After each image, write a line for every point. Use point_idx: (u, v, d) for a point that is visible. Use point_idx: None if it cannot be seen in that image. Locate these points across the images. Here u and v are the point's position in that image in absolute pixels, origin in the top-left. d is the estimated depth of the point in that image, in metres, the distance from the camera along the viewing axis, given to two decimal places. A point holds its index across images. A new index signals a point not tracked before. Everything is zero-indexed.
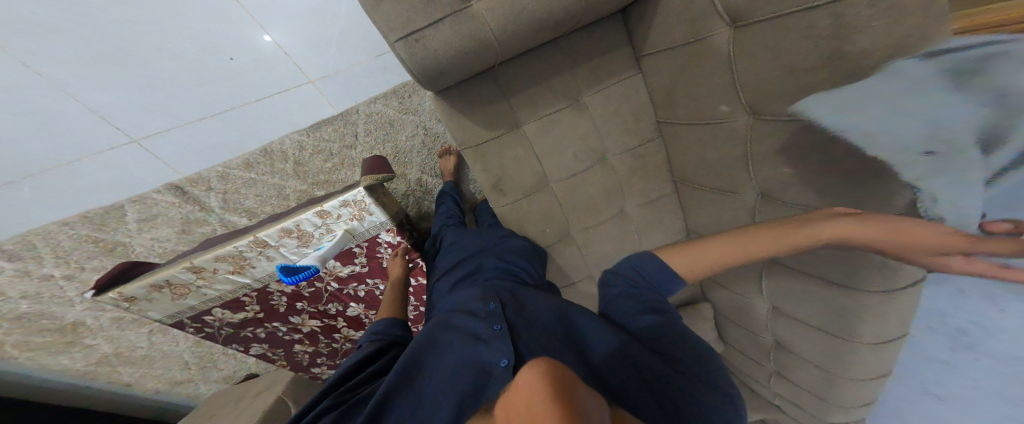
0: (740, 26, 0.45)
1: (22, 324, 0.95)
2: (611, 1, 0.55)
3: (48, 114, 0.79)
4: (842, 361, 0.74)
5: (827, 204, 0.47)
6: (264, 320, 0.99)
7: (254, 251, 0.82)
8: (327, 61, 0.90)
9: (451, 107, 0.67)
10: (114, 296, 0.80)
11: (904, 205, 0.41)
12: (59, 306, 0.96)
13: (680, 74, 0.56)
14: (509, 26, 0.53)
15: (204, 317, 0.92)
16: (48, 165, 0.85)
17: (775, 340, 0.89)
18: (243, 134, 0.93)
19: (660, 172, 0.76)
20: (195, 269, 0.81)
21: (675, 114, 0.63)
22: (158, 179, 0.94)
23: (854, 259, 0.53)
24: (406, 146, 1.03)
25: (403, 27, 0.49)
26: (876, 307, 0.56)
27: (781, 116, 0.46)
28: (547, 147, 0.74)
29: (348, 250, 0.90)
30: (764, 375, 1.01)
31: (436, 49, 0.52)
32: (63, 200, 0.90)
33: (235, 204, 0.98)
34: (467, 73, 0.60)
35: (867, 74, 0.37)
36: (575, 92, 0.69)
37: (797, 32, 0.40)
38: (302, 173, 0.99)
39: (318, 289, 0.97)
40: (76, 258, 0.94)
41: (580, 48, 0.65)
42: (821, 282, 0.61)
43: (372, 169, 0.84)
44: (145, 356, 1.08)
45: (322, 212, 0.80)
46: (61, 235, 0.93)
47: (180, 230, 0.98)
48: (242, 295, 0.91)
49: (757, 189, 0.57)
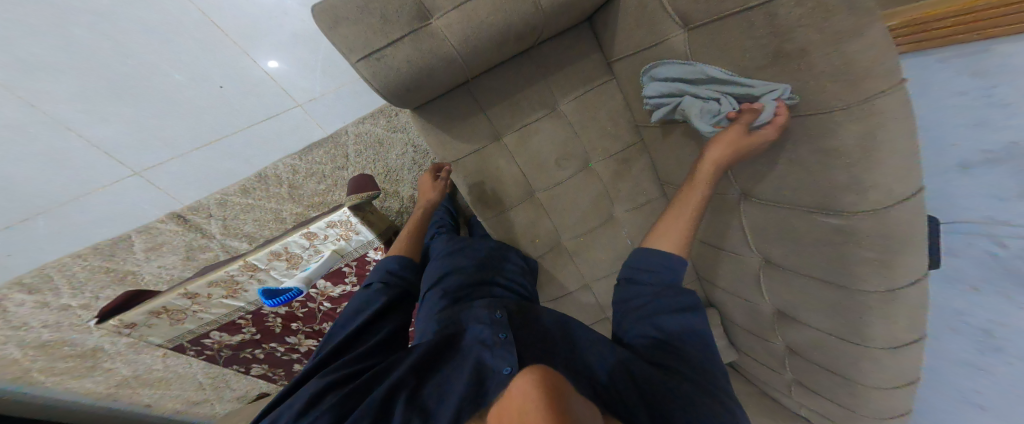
0: (693, 28, 0.43)
1: (46, 351, 0.99)
2: (569, 9, 0.54)
3: (56, 151, 0.84)
4: (859, 368, 0.67)
5: (809, 200, 0.44)
6: (261, 341, 1.00)
7: (244, 274, 0.84)
8: (315, 83, 0.93)
9: (426, 122, 0.67)
10: (114, 322, 0.83)
11: (886, 199, 0.37)
12: (78, 334, 1.01)
13: (648, 75, 0.54)
14: (470, 40, 0.53)
15: (203, 340, 0.94)
16: (60, 201, 0.90)
17: (789, 347, 0.83)
18: (238, 160, 0.96)
19: (646, 176, 0.74)
20: (189, 295, 0.84)
21: (650, 116, 0.61)
22: (160, 209, 0.97)
23: (848, 263, 0.48)
24: (396, 164, 1.04)
25: (363, 47, 0.50)
26: (880, 305, 0.52)
27: (746, 114, 0.43)
28: (527, 157, 0.73)
29: (337, 270, 0.90)
30: (785, 384, 0.93)
31: (399, 67, 0.52)
32: (74, 234, 0.94)
33: (235, 229, 1.01)
34: (435, 89, 0.61)
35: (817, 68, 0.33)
36: (550, 102, 0.68)
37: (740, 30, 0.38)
38: (297, 195, 1.01)
39: (312, 309, 0.97)
40: (90, 289, 0.99)
41: (550, 58, 0.65)
42: (821, 285, 0.57)
43: (357, 188, 0.85)
44: (158, 381, 1.11)
45: (309, 234, 0.83)
46: (74, 267, 0.97)
47: (184, 257, 1.01)
48: (237, 317, 0.92)
49: (739, 188, 0.55)
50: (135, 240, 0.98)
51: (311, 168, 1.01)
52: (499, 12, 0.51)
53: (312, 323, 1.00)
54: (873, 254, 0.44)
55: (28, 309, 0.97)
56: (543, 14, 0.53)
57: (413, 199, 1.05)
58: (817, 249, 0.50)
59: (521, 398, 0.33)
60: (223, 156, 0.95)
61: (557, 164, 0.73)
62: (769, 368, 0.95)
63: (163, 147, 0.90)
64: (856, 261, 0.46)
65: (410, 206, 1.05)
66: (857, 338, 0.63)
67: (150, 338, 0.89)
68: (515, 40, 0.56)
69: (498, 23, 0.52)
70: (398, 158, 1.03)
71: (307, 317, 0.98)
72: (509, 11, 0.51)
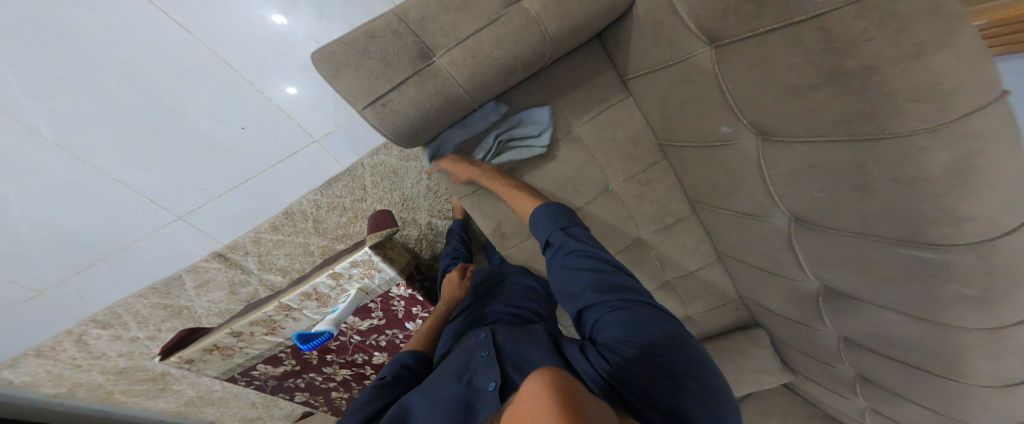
0: (719, 45, 0.38)
1: (123, 376, 1.02)
2: (578, 32, 0.51)
3: (103, 203, 0.83)
4: (957, 406, 0.57)
5: (877, 230, 0.37)
6: (302, 372, 1.02)
7: (281, 314, 0.86)
8: (331, 116, 0.94)
9: (439, 159, 0.65)
10: (176, 360, 0.85)
11: (987, 231, 0.30)
12: (149, 360, 1.02)
13: (670, 93, 0.49)
14: (476, 74, 0.51)
15: (251, 371, 0.97)
16: (111, 250, 0.88)
17: (858, 374, 0.72)
18: (268, 199, 0.97)
19: (673, 194, 0.68)
20: (236, 333, 0.86)
21: (675, 135, 0.55)
22: (202, 249, 0.96)
23: (933, 297, 0.40)
24: (412, 192, 1.04)
25: (367, 94, 0.49)
26: (982, 345, 0.42)
27: (792, 137, 0.38)
28: (544, 184, 0.69)
29: (363, 307, 0.91)
30: (856, 410, 0.82)
31: (404, 110, 0.51)
32: (127, 280, 0.94)
33: (270, 264, 1.02)
34: (444, 126, 0.59)
35: (888, 92, 0.27)
36: (564, 126, 0.64)
37: (784, 48, 0.32)
38: (322, 229, 1.02)
39: (343, 343, 0.97)
40: (153, 322, 0.99)
41: (561, 80, 0.61)
42: (900, 318, 0.48)
43: (376, 226, 0.87)
44: (218, 401, 1.17)
45: (335, 274, 0.82)
46: (138, 304, 0.97)
47: (229, 292, 1.01)
48: (278, 351, 0.94)
49: (788, 212, 0.48)
50: (185, 278, 0.98)
51: (332, 201, 1.02)
52: (502, 44, 0.48)
53: (347, 354, 1.01)
54: (975, 293, 0.36)
55: (104, 341, 0.97)
56: (550, 40, 0.50)
57: (430, 226, 1.06)
58: (894, 282, 0.42)
59: (532, 405, 0.27)
60: (252, 195, 0.95)
61: (576, 189, 0.68)
62: (832, 394, 0.85)
63: (201, 189, 0.89)
64: (947, 297, 0.39)
65: (427, 233, 1.06)
66: (951, 374, 0.52)
67: (207, 372, 0.92)
68: (522, 70, 0.53)
69: (502, 56, 0.49)
70: (413, 186, 1.04)
71: (343, 349, 0.99)
72: (512, 42, 0.48)
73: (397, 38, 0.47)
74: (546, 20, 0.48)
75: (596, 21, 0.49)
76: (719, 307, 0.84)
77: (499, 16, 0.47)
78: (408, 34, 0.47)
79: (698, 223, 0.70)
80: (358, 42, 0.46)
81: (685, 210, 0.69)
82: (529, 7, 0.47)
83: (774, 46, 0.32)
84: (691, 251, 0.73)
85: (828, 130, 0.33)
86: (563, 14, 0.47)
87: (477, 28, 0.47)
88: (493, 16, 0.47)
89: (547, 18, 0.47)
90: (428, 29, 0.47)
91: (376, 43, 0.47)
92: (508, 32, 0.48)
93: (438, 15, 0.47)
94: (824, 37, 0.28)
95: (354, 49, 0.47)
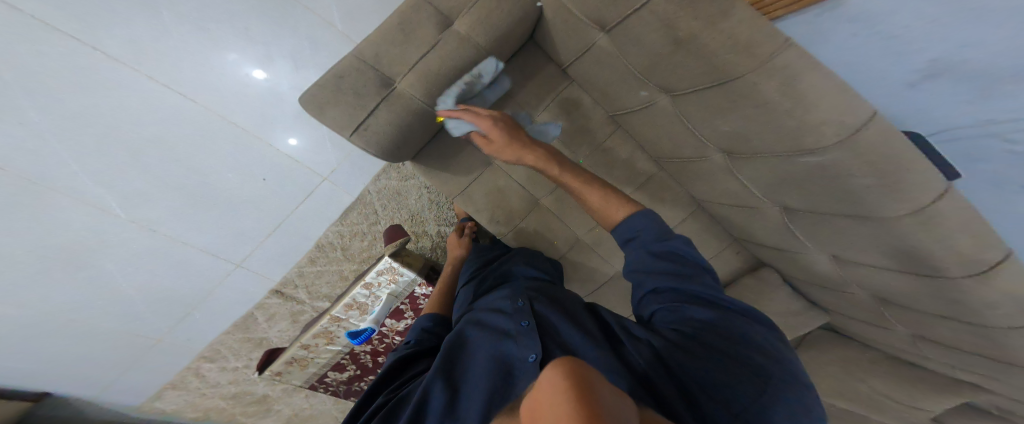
0: (610, 29, 0.48)
1: (234, 398, 1.24)
2: (510, 41, 0.61)
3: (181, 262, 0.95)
4: (968, 307, 0.53)
5: (768, 140, 0.44)
6: (364, 374, 1.19)
7: (334, 325, 1.02)
8: (338, 153, 1.01)
9: (425, 166, 0.77)
10: (269, 373, 1.07)
11: (831, 120, 0.36)
12: (248, 384, 1.23)
13: (596, 74, 0.58)
14: (432, 90, 0.61)
15: (324, 379, 1.15)
16: (192, 303, 1.03)
17: (875, 296, 0.70)
18: (300, 237, 1.06)
19: (637, 156, 0.76)
20: (306, 346, 1.04)
21: (614, 105, 0.63)
22: (262, 287, 1.10)
23: (844, 189, 0.43)
24: (417, 207, 1.13)
25: (350, 124, 0.61)
26: (921, 230, 0.42)
27: (684, 90, 0.47)
28: (521, 171, 0.78)
29: (397, 309, 1.05)
30: (906, 342, 0.76)
31: (381, 129, 0.63)
32: (212, 324, 1.10)
33: (317, 292, 1.17)
34: (421, 138, 0.70)
35: (708, 47, 0.38)
36: (525, 118, 0.73)
37: (646, 28, 0.43)
38: (349, 255, 1.14)
39: (391, 344, 1.13)
40: (244, 352, 1.18)
41: (512, 79, 0.69)
42: (846, 218, 0.50)
43: (391, 238, 1.00)
44: (307, 415, 1.37)
45: (367, 283, 0.97)
46: (228, 340, 1.15)
47: (292, 319, 1.19)
48: (341, 358, 1.11)
49: (718, 149, 0.54)
50: (257, 314, 1.14)
51: (351, 228, 1.10)
52: (445, 61, 0.58)
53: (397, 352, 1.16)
54: (881, 180, 0.38)
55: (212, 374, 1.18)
56: (485, 49, 0.60)
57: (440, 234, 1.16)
58: (819, 187, 0.45)
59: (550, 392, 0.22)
60: (287, 235, 1.04)
61: None
62: (855, 322, 0.83)
63: (249, 237, 0.99)
64: (863, 191, 0.41)
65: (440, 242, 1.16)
66: (931, 271, 0.50)
67: (294, 380, 1.12)
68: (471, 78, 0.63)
69: (448, 71, 0.59)
70: (416, 201, 1.12)
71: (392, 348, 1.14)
72: (452, 57, 0.58)
73: (365, 75, 0.60)
74: (475, 34, 0.58)
75: (519, 24, 0.59)
76: (713, 250, 0.88)
77: (437, 42, 0.59)
78: (374, 71, 0.60)
79: (667, 177, 0.77)
80: (334, 85, 0.59)
81: (651, 167, 0.76)
82: (459, 28, 0.58)
83: (639, 27, 0.44)
84: (668, 204, 0.79)
85: (696, 80, 0.44)
86: (488, 26, 0.57)
87: (424, 53, 0.59)
88: (432, 42, 0.59)
89: (475, 33, 0.58)
90: (388, 64, 0.61)
91: (348, 83, 0.59)
92: (447, 51, 0.58)
93: (393, 53, 0.60)
94: (660, 20, 0.41)
95: (333, 92, 0.59)
